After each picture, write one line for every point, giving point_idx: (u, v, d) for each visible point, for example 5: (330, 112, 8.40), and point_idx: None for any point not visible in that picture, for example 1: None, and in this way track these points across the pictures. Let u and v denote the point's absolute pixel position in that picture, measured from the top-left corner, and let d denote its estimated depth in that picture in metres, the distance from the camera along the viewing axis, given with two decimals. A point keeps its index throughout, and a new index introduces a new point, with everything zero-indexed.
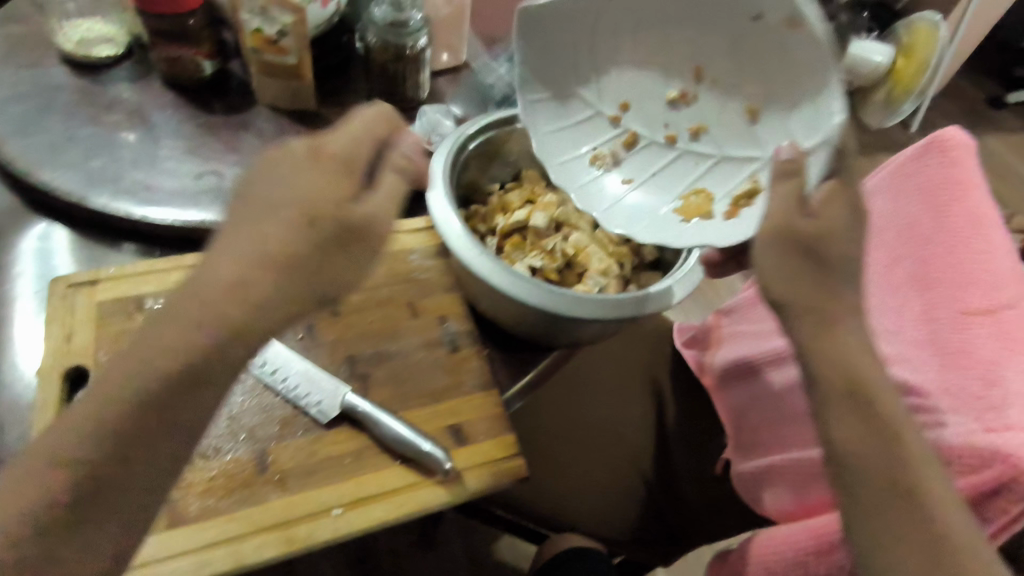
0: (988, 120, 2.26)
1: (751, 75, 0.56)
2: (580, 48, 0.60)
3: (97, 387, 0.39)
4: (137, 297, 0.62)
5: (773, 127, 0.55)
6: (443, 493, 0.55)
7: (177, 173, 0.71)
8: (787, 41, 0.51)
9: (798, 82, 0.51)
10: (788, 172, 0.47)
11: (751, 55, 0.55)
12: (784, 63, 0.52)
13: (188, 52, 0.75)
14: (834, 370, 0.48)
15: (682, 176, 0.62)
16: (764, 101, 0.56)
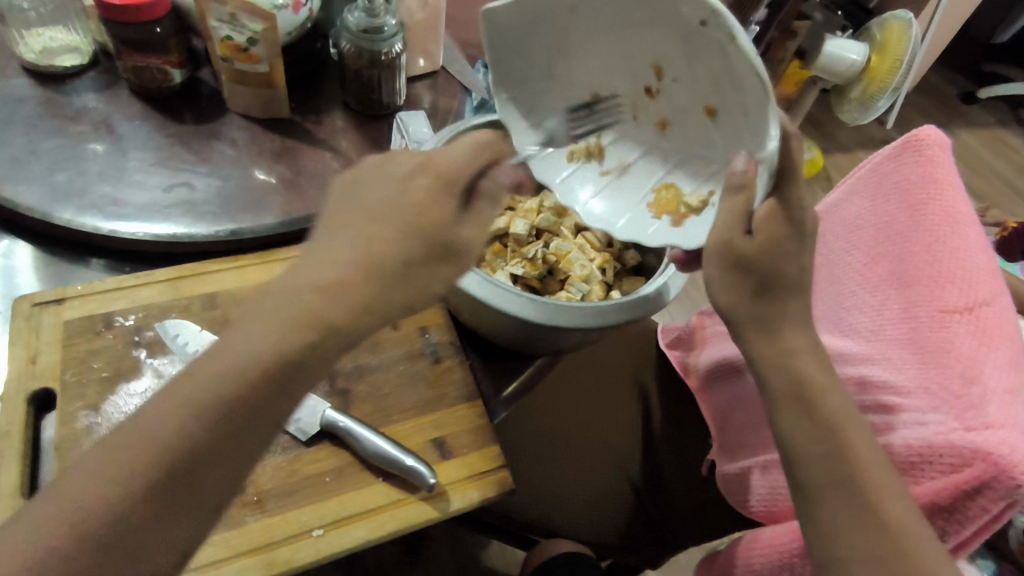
0: (961, 115, 2.30)
1: (702, 82, 0.50)
2: (540, 45, 0.56)
3: (172, 405, 0.37)
4: (106, 315, 0.60)
5: (732, 133, 0.50)
6: (427, 509, 0.54)
7: (147, 186, 0.69)
8: (730, 56, 0.45)
9: (747, 100, 0.46)
10: (737, 186, 0.46)
11: (701, 61, 0.48)
12: (732, 77, 0.46)
13: (156, 61, 0.74)
14: (778, 379, 0.53)
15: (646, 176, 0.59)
16: (721, 105, 0.50)
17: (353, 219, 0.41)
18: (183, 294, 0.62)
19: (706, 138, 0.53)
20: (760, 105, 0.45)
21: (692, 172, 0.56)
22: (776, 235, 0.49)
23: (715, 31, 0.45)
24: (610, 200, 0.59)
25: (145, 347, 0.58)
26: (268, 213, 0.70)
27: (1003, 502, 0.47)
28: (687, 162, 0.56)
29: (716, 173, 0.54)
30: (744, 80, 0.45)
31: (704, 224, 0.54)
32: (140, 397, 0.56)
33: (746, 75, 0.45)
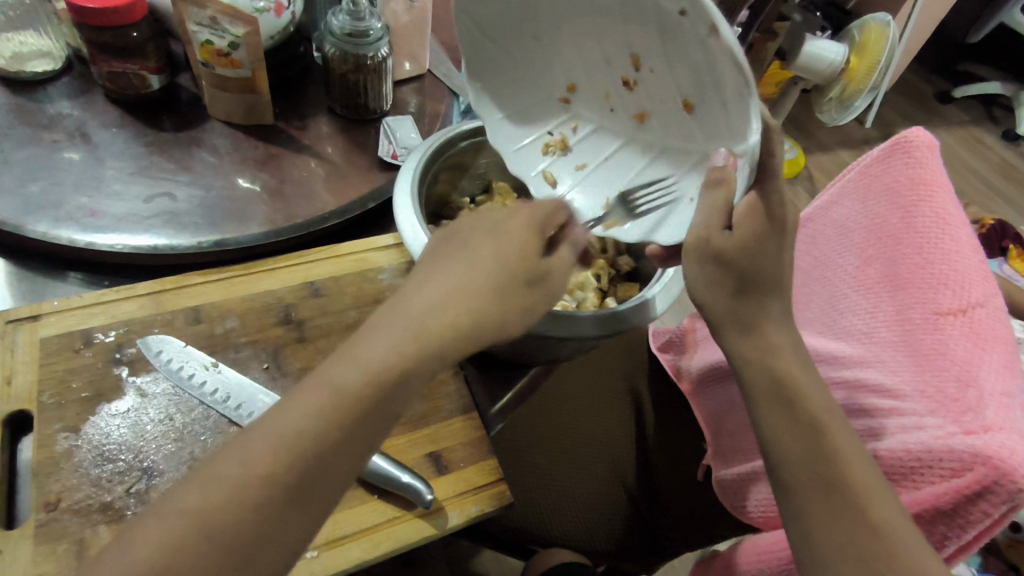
0: (938, 114, 2.34)
1: (678, 74, 0.45)
2: (517, 33, 0.55)
3: (280, 420, 0.38)
4: (84, 332, 0.57)
5: (711, 129, 0.45)
6: (424, 526, 0.53)
7: (125, 196, 0.67)
8: (707, 49, 0.39)
9: (726, 98, 0.40)
10: (715, 180, 0.43)
11: (679, 53, 0.43)
12: (711, 72, 0.41)
13: (133, 67, 0.71)
14: (768, 382, 0.52)
15: (626, 167, 0.56)
16: (698, 101, 0.45)
17: (457, 260, 0.45)
18: (165, 308, 0.60)
19: (688, 130, 0.48)
20: (738, 96, 0.39)
21: (674, 165, 0.52)
22: (750, 234, 0.48)
23: (694, 23, 0.39)
24: (587, 192, 0.57)
25: (127, 365, 0.56)
26: (252, 223, 0.68)
27: (1004, 506, 0.46)
28: (667, 154, 0.52)
29: (695, 168, 0.50)
30: (723, 74, 0.39)
31: (686, 217, 0.49)
32: (123, 417, 0.53)
33: (727, 70, 0.38)
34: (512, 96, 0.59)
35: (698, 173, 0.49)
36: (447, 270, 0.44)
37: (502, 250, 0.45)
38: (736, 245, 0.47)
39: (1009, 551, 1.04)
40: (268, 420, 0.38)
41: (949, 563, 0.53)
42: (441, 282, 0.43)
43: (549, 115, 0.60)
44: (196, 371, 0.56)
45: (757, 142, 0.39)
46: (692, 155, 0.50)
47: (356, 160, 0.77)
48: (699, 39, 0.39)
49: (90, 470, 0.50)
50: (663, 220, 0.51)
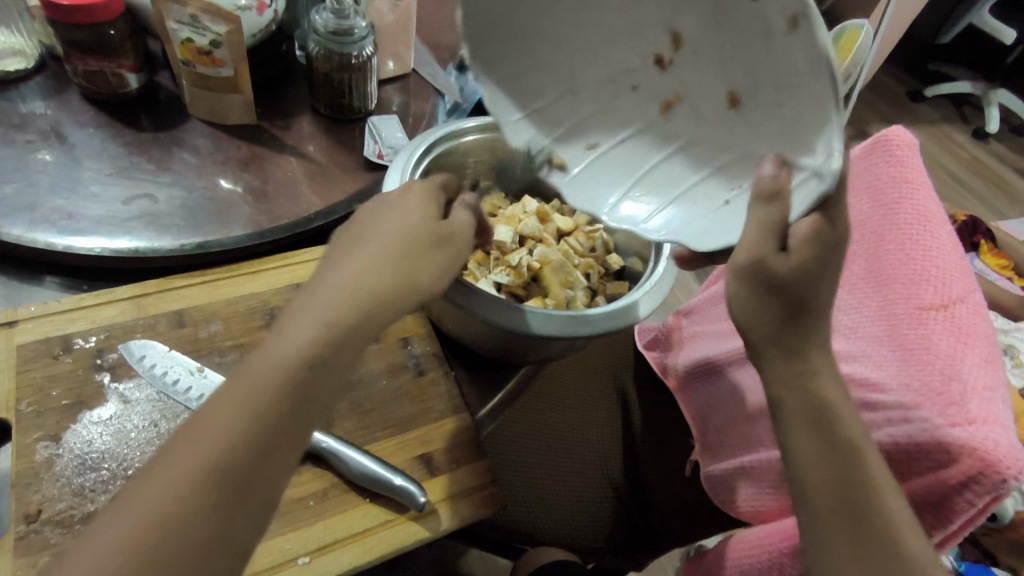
0: (911, 113, 2.39)
1: (729, 58, 0.41)
2: (512, 21, 0.47)
3: (213, 417, 0.36)
4: (64, 338, 0.56)
5: (761, 125, 0.40)
6: (416, 529, 0.52)
7: (104, 198, 0.65)
8: (780, 46, 0.36)
9: (796, 100, 0.36)
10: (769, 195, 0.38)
11: (741, 37, 0.39)
12: (774, 67, 0.37)
13: (110, 65, 0.69)
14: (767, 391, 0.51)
15: (638, 160, 0.49)
16: (750, 91, 0.40)
17: (370, 226, 0.43)
18: (147, 312, 0.59)
19: (726, 124, 0.44)
20: (816, 106, 0.35)
21: (698, 163, 0.47)
22: (812, 256, 0.44)
23: (768, 13, 0.35)
24: (592, 180, 0.50)
25: (108, 370, 0.55)
26: (236, 225, 0.67)
27: (989, 496, 0.47)
28: (687, 150, 0.47)
29: (736, 162, 0.44)
30: (796, 80, 0.36)
31: (730, 216, 0.43)
32: (105, 424, 0.52)
33: (810, 71, 0.34)
34: (517, 75, 0.48)
35: (738, 172, 0.44)
36: (359, 241, 0.42)
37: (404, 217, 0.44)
38: (793, 268, 0.43)
39: (984, 539, 1.06)
40: (199, 418, 0.36)
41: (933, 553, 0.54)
42: (355, 257, 0.41)
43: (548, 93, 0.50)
44: (180, 376, 0.55)
45: (838, 165, 0.34)
46: (722, 154, 0.45)
47: (341, 160, 0.76)
48: (769, 34, 0.36)
49: (72, 479, 0.49)
50: (701, 222, 0.45)
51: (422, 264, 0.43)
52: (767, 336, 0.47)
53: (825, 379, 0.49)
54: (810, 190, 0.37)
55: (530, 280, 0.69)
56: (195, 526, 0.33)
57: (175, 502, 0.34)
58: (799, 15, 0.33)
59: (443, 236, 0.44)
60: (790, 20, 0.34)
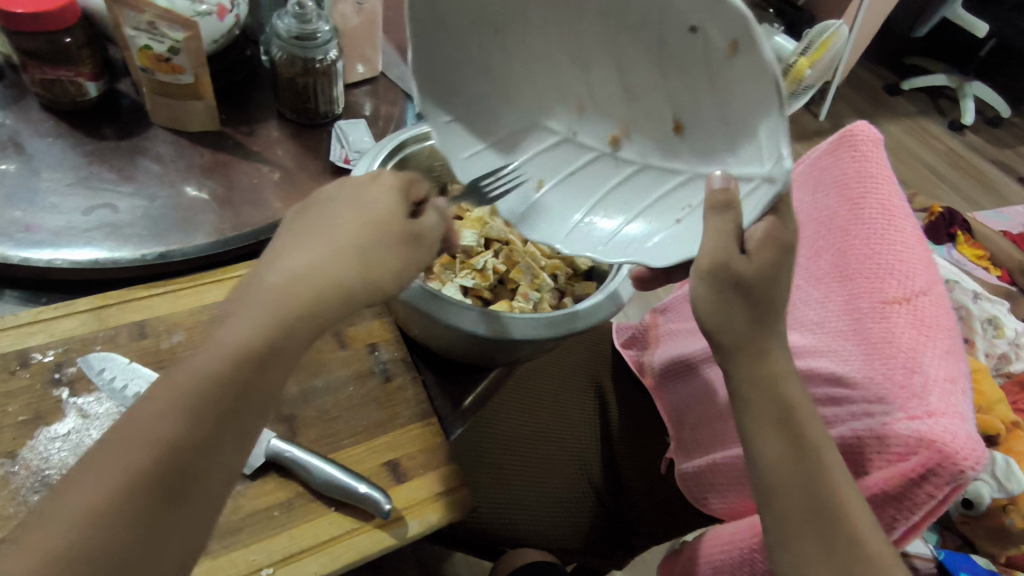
0: (888, 107, 2.41)
1: (671, 86, 0.41)
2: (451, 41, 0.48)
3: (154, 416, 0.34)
4: (21, 352, 0.55)
5: (705, 150, 0.42)
6: (382, 536, 0.52)
7: (63, 209, 0.64)
8: (722, 70, 0.37)
9: (744, 116, 0.37)
10: (719, 206, 0.39)
11: (680, 69, 0.40)
12: (715, 88, 0.38)
13: (68, 74, 0.68)
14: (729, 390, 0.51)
15: (596, 183, 0.49)
16: (692, 116, 0.41)
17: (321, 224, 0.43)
18: (108, 324, 0.58)
19: (672, 146, 0.44)
20: (764, 117, 0.36)
21: (666, 173, 0.46)
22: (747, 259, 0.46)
23: (711, 38, 0.36)
24: (551, 205, 0.50)
25: (67, 385, 0.54)
26: (199, 234, 0.66)
27: (948, 487, 0.48)
28: (652, 167, 0.46)
29: (689, 180, 0.44)
30: (739, 100, 0.37)
31: (686, 234, 0.44)
32: (63, 440, 0.51)
33: (752, 90, 0.36)
34: (460, 94, 0.51)
35: (689, 191, 0.44)
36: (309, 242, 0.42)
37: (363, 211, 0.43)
38: (757, 268, 0.46)
39: (962, 527, 1.06)
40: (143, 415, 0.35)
41: (898, 546, 0.54)
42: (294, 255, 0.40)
43: (509, 123, 0.51)
44: (141, 388, 0.54)
45: (790, 168, 0.35)
46: (679, 174, 0.45)
47: (308, 164, 0.76)
48: (712, 58, 0.37)
49: (28, 497, 0.48)
50: (655, 241, 0.45)
51: (382, 260, 0.42)
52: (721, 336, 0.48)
53: (768, 376, 0.51)
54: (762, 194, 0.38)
55: (497, 284, 0.70)
56: (132, 534, 0.33)
57: (116, 513, 0.33)
58: (740, 38, 0.34)
59: (409, 236, 0.44)
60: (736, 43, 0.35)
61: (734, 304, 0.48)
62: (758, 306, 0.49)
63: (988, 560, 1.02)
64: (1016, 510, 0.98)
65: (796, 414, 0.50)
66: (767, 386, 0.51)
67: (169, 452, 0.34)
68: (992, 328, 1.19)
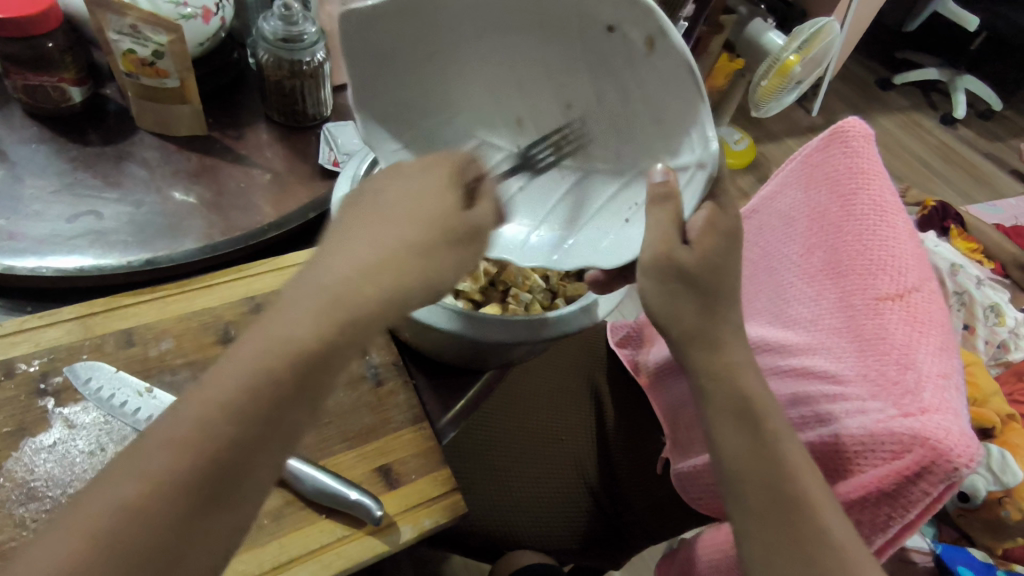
0: (881, 101, 2.42)
1: (603, 90, 0.48)
2: (393, 70, 0.51)
3: None
4: (5, 362, 0.54)
5: (636, 149, 0.48)
6: (374, 544, 0.51)
7: (48, 216, 0.63)
8: (643, 63, 0.44)
9: (667, 103, 0.44)
10: (662, 196, 0.44)
11: (610, 74, 0.47)
12: (639, 84, 0.45)
13: (51, 79, 0.67)
14: (723, 390, 0.50)
15: (548, 195, 0.54)
16: (623, 119, 0.48)
17: (360, 223, 0.41)
18: (93, 332, 0.57)
19: (612, 149, 0.50)
20: (685, 100, 0.42)
21: (611, 177, 0.51)
22: (711, 250, 0.47)
23: (629, 36, 0.43)
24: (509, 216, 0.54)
25: (52, 395, 0.53)
26: (187, 239, 0.65)
27: (943, 484, 0.48)
28: (596, 172, 0.52)
29: (633, 180, 0.49)
30: (659, 90, 0.44)
31: (626, 236, 0.48)
32: (49, 451, 0.51)
33: (671, 78, 0.42)
34: (405, 120, 0.54)
35: (631, 193, 0.49)
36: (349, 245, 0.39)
37: (421, 209, 0.41)
38: (697, 260, 0.46)
39: (958, 520, 1.07)
40: None
41: (893, 545, 0.54)
42: (345, 254, 0.39)
43: (457, 140, 0.56)
44: (128, 398, 0.53)
45: (716, 147, 0.42)
46: (618, 179, 0.50)
47: (296, 167, 0.75)
48: (634, 56, 0.44)
49: (14, 510, 0.48)
50: (608, 241, 0.49)
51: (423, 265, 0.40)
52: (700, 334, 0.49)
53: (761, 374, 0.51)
54: (698, 180, 0.43)
55: (487, 284, 0.69)
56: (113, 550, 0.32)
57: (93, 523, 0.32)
58: (655, 35, 0.41)
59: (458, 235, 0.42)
60: (651, 39, 0.42)
61: (699, 302, 0.48)
62: (706, 295, 0.49)
63: (984, 553, 1.02)
64: (1012, 503, 0.97)
65: (754, 405, 0.50)
66: (749, 383, 0.50)
67: (154, 465, 0.34)
68: (993, 315, 1.18)
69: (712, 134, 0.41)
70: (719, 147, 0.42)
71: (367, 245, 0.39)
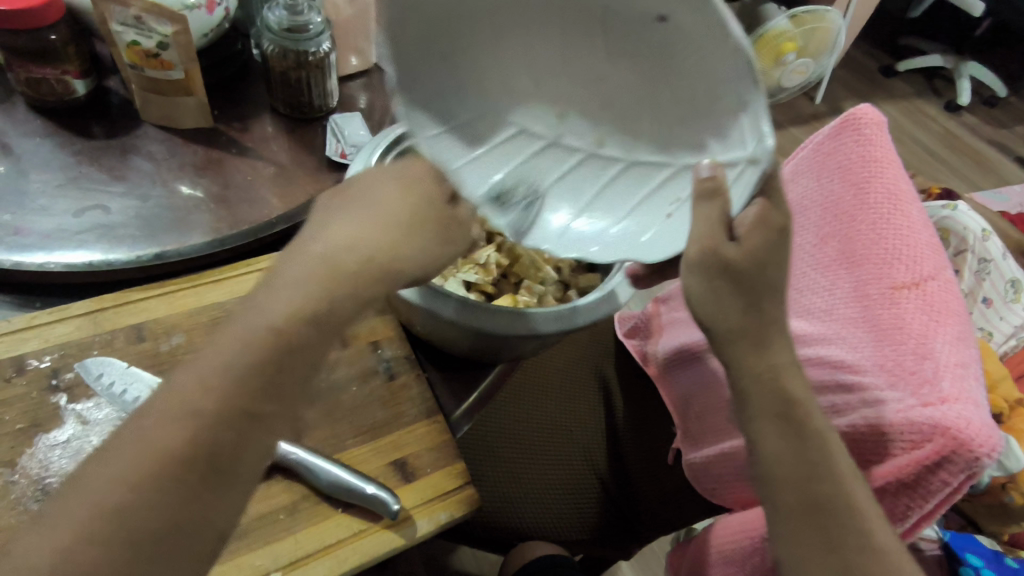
0: (884, 88, 2.40)
1: (646, 70, 0.41)
2: (439, 22, 0.39)
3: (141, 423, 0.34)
4: (17, 359, 0.54)
5: (684, 147, 0.43)
6: (391, 537, 0.51)
7: (54, 210, 0.63)
8: (698, 51, 0.37)
9: (719, 100, 0.38)
10: (708, 193, 0.40)
11: (655, 64, 0.40)
12: (692, 78, 0.39)
13: (55, 72, 0.67)
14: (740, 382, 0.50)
15: (586, 184, 0.47)
16: (669, 111, 0.42)
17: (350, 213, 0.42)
18: (104, 328, 0.57)
19: (657, 142, 0.44)
20: (744, 102, 0.36)
21: (656, 165, 0.45)
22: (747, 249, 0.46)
23: (680, 25, 0.37)
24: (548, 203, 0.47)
25: (65, 392, 0.53)
26: (195, 233, 0.65)
27: (962, 475, 0.48)
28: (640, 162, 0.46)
29: (674, 175, 0.45)
30: (716, 82, 0.37)
31: (674, 235, 0.45)
32: (64, 448, 0.51)
33: (727, 76, 0.36)
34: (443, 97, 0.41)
35: (678, 185, 0.45)
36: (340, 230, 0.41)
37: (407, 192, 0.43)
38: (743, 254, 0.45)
39: (965, 507, 1.07)
40: None
41: (908, 534, 0.54)
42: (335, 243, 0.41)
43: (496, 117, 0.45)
44: (140, 393, 0.53)
45: (770, 144, 0.37)
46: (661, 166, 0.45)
47: (303, 160, 0.74)
48: (685, 43, 0.37)
49: (30, 506, 0.48)
50: (654, 239, 0.46)
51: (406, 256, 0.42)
52: (715, 325, 0.49)
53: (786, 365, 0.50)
54: (748, 176, 0.40)
55: (500, 276, 0.70)
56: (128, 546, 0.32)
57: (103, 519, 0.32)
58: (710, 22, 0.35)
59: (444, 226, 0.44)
60: (707, 23, 0.35)
61: (725, 293, 0.47)
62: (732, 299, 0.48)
63: (992, 539, 1.02)
64: (1014, 488, 0.95)
65: (781, 409, 0.50)
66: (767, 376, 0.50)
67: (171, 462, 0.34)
68: (1012, 292, 1.07)
69: (764, 129, 0.37)
70: (774, 144, 0.37)
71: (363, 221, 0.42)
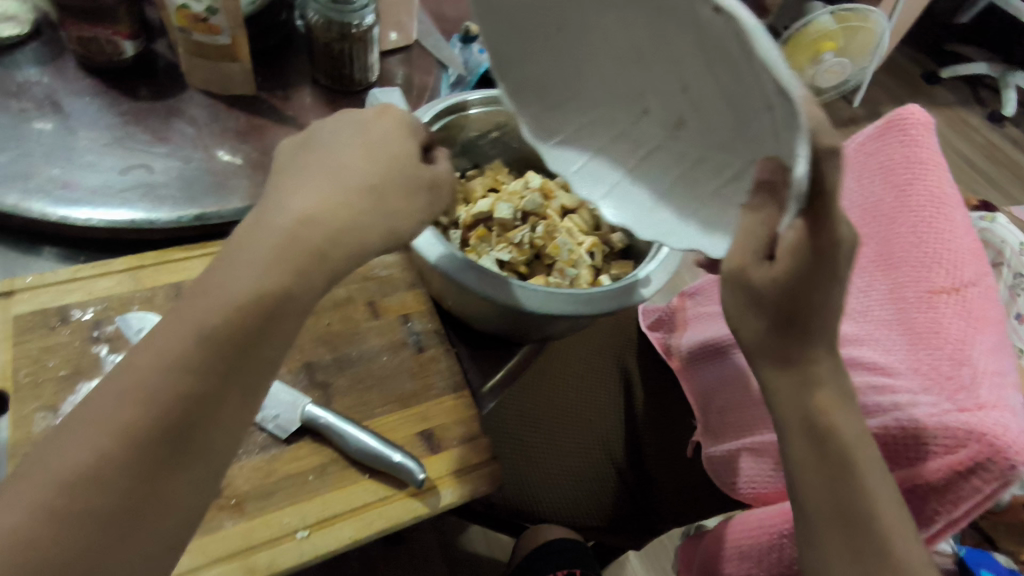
0: (926, 94, 2.34)
1: (714, 68, 0.43)
2: (535, 33, 0.52)
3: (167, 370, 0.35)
4: (61, 309, 0.55)
5: (755, 141, 0.43)
6: (414, 505, 0.52)
7: (100, 167, 0.64)
8: (747, 54, 0.37)
9: (771, 103, 0.38)
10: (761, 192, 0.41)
11: (721, 64, 0.41)
12: (751, 81, 0.39)
13: (105, 32, 0.67)
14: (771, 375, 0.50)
15: (661, 174, 0.53)
16: (735, 107, 0.43)
17: (320, 161, 0.42)
18: (143, 284, 0.58)
19: (727, 135, 0.46)
20: (791, 119, 0.36)
21: (724, 165, 0.48)
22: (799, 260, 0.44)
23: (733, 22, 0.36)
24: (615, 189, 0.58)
25: (106, 343, 0.54)
26: (234, 197, 0.66)
27: (996, 482, 0.47)
28: (714, 154, 0.48)
29: (743, 172, 0.46)
30: (765, 86, 0.37)
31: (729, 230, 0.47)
32: None
33: (772, 89, 0.36)
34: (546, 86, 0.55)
35: (739, 187, 0.47)
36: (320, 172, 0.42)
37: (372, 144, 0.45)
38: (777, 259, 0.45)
39: (984, 523, 1.05)
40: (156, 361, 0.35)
41: (933, 540, 0.54)
42: (317, 188, 0.41)
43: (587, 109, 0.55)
44: None
45: (803, 172, 0.35)
46: (732, 160, 0.47)
47: None
48: (742, 45, 0.37)
49: None
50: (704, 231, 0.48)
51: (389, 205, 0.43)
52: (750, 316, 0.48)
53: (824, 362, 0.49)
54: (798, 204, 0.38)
55: (533, 258, 0.69)
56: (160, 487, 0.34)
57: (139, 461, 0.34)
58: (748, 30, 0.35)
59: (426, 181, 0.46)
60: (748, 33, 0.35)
61: None
62: None
63: (1008, 557, 1.00)
64: None
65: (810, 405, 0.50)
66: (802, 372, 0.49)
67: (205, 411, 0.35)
68: None
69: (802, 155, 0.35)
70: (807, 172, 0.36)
71: (329, 183, 0.41)
